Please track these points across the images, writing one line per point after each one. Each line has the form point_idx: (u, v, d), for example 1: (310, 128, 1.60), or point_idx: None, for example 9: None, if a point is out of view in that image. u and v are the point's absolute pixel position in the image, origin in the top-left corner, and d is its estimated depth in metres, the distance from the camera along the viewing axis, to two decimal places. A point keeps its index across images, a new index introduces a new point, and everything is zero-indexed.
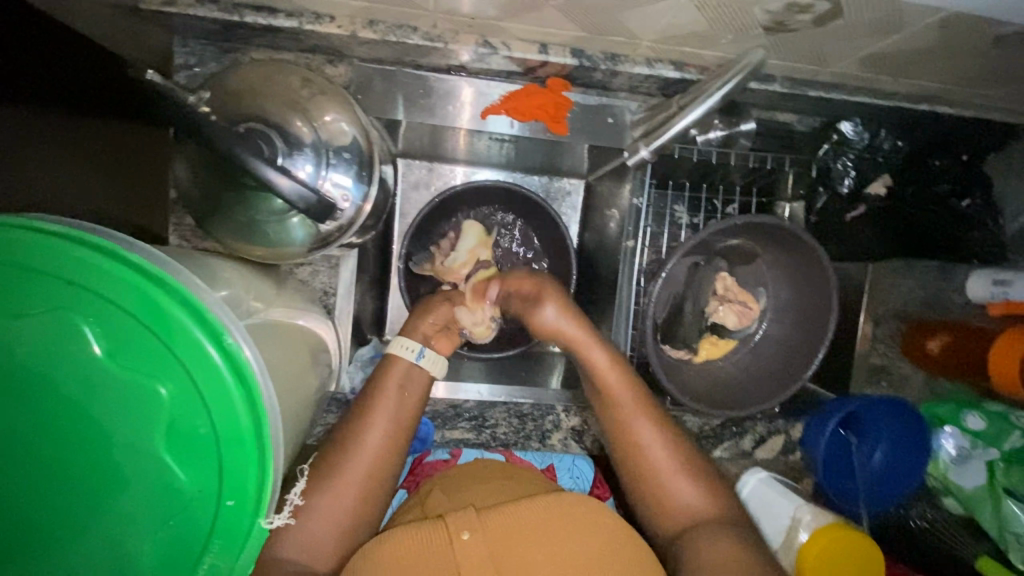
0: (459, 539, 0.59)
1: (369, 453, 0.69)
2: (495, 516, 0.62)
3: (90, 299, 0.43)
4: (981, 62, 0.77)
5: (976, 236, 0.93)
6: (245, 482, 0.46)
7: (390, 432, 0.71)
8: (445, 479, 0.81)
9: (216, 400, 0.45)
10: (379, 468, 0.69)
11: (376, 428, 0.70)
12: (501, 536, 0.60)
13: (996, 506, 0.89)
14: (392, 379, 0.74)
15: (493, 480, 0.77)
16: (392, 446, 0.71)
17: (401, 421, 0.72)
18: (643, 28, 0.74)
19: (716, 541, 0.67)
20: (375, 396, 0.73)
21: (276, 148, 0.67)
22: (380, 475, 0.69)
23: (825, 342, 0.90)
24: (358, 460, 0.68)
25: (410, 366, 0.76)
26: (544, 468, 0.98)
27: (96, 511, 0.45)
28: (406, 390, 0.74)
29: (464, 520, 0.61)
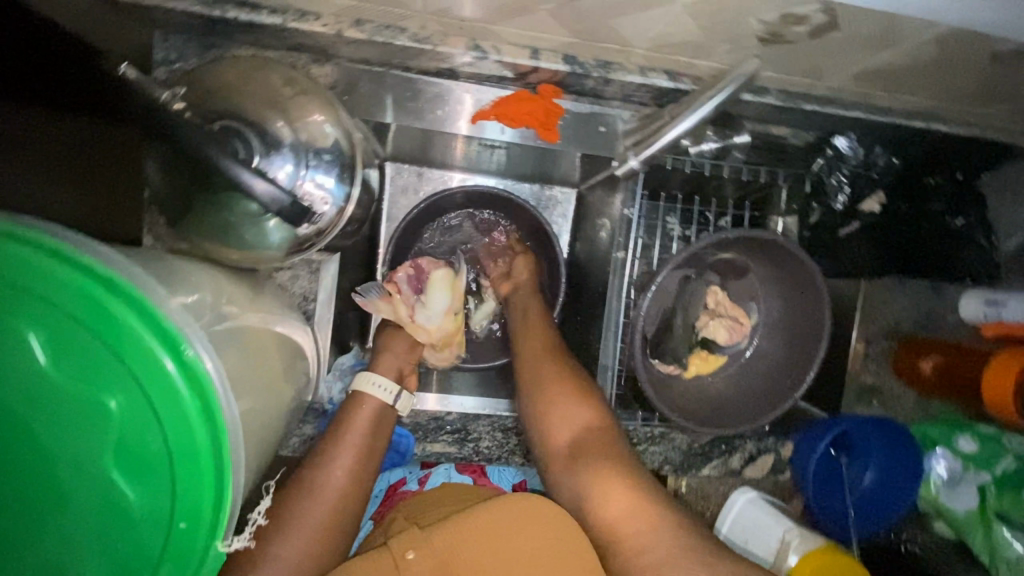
0: (403, 558, 0.65)
1: (331, 495, 0.67)
2: (436, 535, 0.67)
3: (38, 303, 0.40)
4: (978, 81, 0.76)
5: (969, 256, 0.91)
6: (200, 502, 0.43)
7: (354, 471, 0.70)
8: (409, 506, 0.80)
9: (170, 412, 0.42)
10: (342, 508, 0.67)
11: (340, 468, 0.69)
12: (442, 553, 0.66)
13: (986, 531, 0.88)
14: (360, 419, 0.73)
15: (460, 499, 0.80)
16: (355, 486, 0.69)
17: (365, 461, 0.71)
18: (636, 35, 0.72)
19: (605, 469, 0.70)
20: (341, 434, 0.71)
21: (252, 147, 0.64)
22: (341, 517, 0.67)
23: (816, 359, 0.88)
24: (320, 503, 0.66)
25: (382, 406, 0.75)
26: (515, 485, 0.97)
27: (38, 531, 0.42)
28: (374, 427, 0.74)
29: (408, 540, 0.66)
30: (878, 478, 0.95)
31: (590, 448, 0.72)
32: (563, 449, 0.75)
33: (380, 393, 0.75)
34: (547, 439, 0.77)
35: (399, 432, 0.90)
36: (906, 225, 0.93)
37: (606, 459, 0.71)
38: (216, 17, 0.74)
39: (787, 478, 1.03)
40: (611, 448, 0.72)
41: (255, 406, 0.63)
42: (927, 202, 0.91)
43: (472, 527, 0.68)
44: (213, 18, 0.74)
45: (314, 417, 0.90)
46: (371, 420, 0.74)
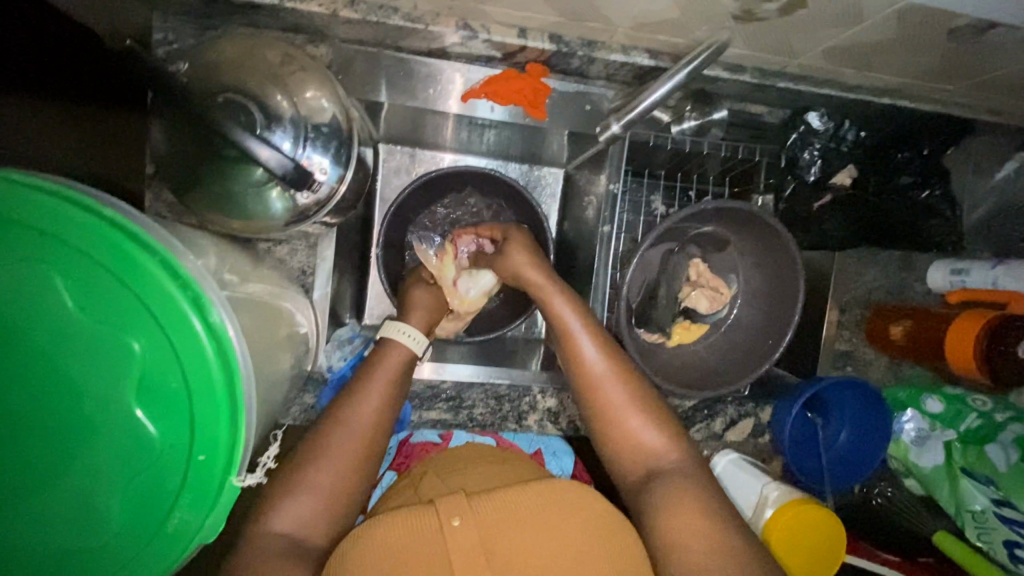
0: (449, 524, 0.57)
1: (363, 429, 0.69)
2: (487, 503, 0.60)
3: (65, 252, 0.43)
4: (938, 59, 0.81)
5: (936, 228, 0.98)
6: (217, 438, 0.47)
7: (383, 410, 0.72)
8: (436, 463, 0.81)
9: (190, 355, 0.45)
10: (373, 443, 0.70)
11: (373, 403, 0.71)
12: (491, 523, 0.58)
13: (951, 484, 0.95)
14: (390, 362, 0.76)
15: (489, 466, 0.78)
16: (385, 422, 0.71)
17: (394, 400, 0.73)
18: (618, 14, 0.76)
19: (682, 490, 0.67)
20: (373, 375, 0.73)
21: (254, 119, 0.68)
22: (373, 450, 0.70)
23: (791, 323, 0.93)
24: (353, 435, 0.68)
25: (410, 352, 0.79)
26: (532, 451, 0.98)
27: (64, 464, 0.45)
28: (403, 371, 0.76)
29: (454, 506, 0.59)
30: (852, 437, 1.01)
31: (664, 478, 0.69)
32: (637, 476, 0.72)
33: (406, 339, 0.79)
34: (618, 462, 0.74)
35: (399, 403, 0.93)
36: (880, 198, 0.97)
37: (679, 482, 0.68)
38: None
39: (766, 441, 1.07)
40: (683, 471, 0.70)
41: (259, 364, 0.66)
42: (899, 175, 0.96)
43: (540, 495, 0.62)
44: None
45: (314, 387, 0.93)
46: (400, 366, 0.76)
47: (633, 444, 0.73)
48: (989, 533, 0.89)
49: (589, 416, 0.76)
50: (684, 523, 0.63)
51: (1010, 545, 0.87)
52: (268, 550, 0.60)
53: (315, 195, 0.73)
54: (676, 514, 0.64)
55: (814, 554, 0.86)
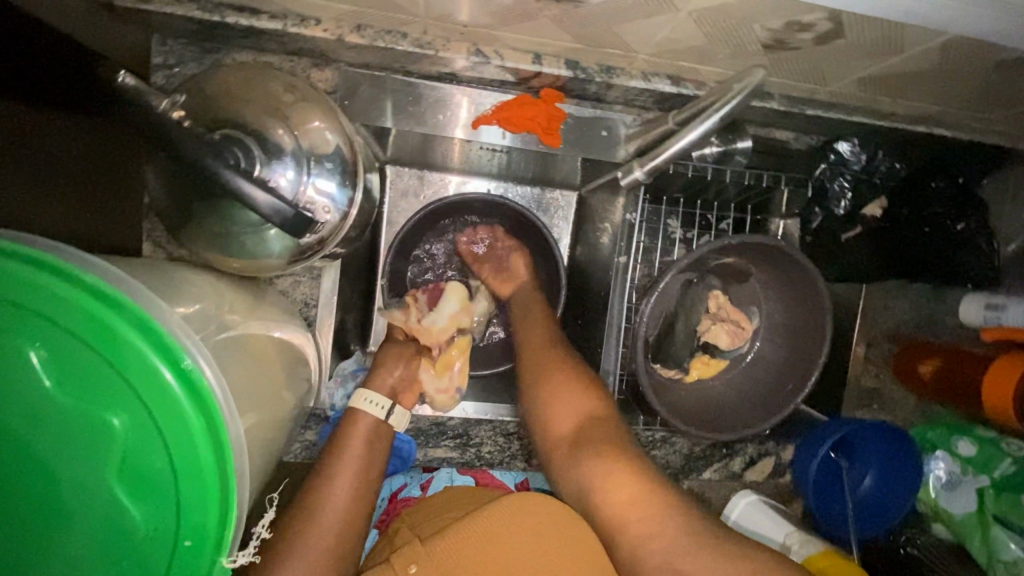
0: (406, 571, 0.65)
1: (336, 513, 0.67)
2: (435, 547, 0.67)
3: (40, 323, 0.40)
4: (981, 90, 0.76)
5: (972, 262, 0.91)
6: (205, 520, 0.43)
7: (356, 490, 0.70)
8: (414, 514, 0.80)
9: (175, 430, 0.42)
10: (347, 530, 0.67)
11: (342, 485, 0.69)
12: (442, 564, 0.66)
13: (983, 534, 0.89)
14: (359, 437, 0.74)
15: (465, 504, 0.79)
16: (359, 505, 0.70)
17: (368, 477, 0.72)
18: (639, 41, 0.72)
19: (610, 448, 0.70)
20: (341, 453, 0.72)
21: (253, 157, 0.64)
22: (347, 539, 0.67)
23: (818, 363, 0.88)
24: (325, 522, 0.66)
25: (376, 422, 0.76)
26: (517, 484, 0.94)
27: (40, 552, 0.41)
28: (373, 443, 0.74)
29: (409, 554, 0.67)
30: (877, 482, 0.95)
31: (590, 436, 0.72)
32: (565, 439, 0.75)
33: (372, 408, 0.76)
34: (547, 427, 0.77)
35: (403, 438, 0.89)
36: (909, 232, 0.92)
37: (608, 440, 0.71)
38: (216, 22, 0.73)
39: (787, 482, 1.02)
40: (612, 430, 0.73)
41: (257, 417, 0.63)
42: (932, 208, 0.90)
43: (493, 527, 0.69)
44: (213, 23, 0.73)
45: (317, 423, 0.90)
46: (367, 435, 0.74)
47: (564, 408, 0.77)
48: None
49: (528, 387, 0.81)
50: (625, 492, 0.66)
51: None
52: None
53: (318, 235, 0.70)
54: (607, 486, 0.68)
55: None
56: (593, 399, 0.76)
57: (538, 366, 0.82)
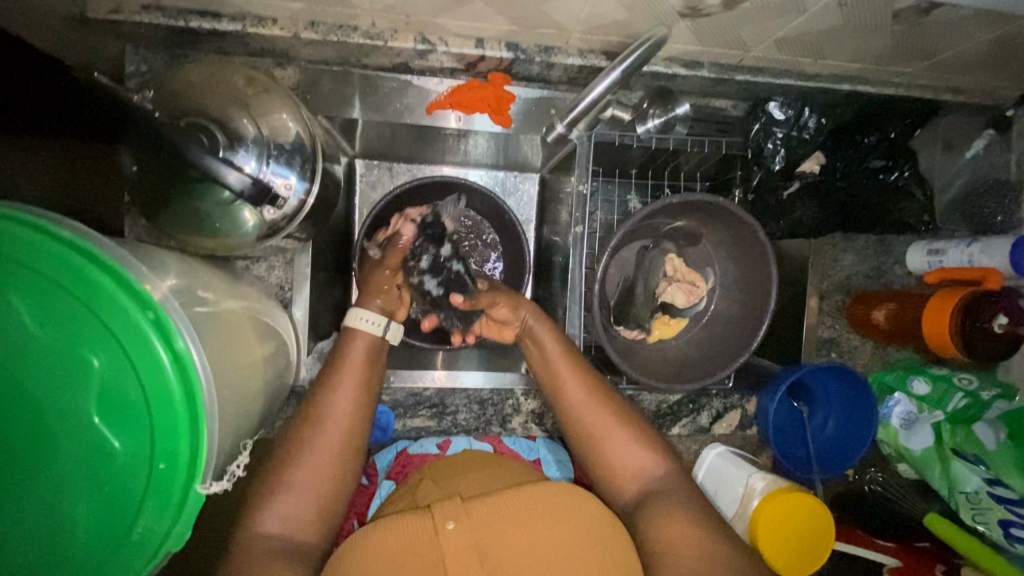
0: (443, 528, 0.58)
1: (338, 425, 0.69)
2: (481, 506, 0.61)
3: (26, 274, 0.45)
4: (889, 44, 0.82)
5: (907, 206, 0.98)
6: (176, 447, 0.48)
7: (358, 400, 0.71)
8: (435, 471, 0.81)
9: (147, 364, 0.47)
10: (351, 437, 0.70)
11: (344, 398, 0.71)
12: (486, 527, 0.59)
13: (942, 466, 0.94)
14: (356, 354, 0.74)
15: (482, 471, 0.78)
16: (361, 417, 0.71)
17: (366, 392, 0.73)
18: (568, 19, 0.78)
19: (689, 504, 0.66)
20: (340, 368, 0.73)
21: (218, 141, 0.70)
22: (352, 445, 0.70)
23: (768, 311, 0.92)
24: (330, 431, 0.69)
25: (372, 339, 0.76)
26: (531, 459, 0.97)
27: (32, 477, 0.46)
28: (371, 362, 0.75)
29: (450, 510, 0.60)
30: (840, 425, 1.00)
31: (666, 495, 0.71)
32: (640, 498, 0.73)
33: (369, 326, 0.76)
34: (616, 484, 0.75)
35: (380, 409, 0.94)
36: (849, 183, 0.98)
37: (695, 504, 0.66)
38: (181, 28, 0.79)
39: (754, 433, 1.07)
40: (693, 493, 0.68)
41: (236, 376, 0.68)
42: (866, 159, 0.98)
43: (541, 496, 0.63)
44: (179, 29, 0.80)
45: (297, 399, 0.95)
46: (364, 356, 0.75)
47: (621, 448, 0.75)
48: (984, 514, 0.88)
49: (574, 435, 0.77)
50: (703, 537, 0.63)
51: (1004, 525, 0.86)
52: (260, 552, 0.61)
53: (282, 211, 0.75)
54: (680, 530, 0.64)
55: (801, 540, 0.85)
56: (649, 446, 0.75)
57: (580, 408, 0.77)
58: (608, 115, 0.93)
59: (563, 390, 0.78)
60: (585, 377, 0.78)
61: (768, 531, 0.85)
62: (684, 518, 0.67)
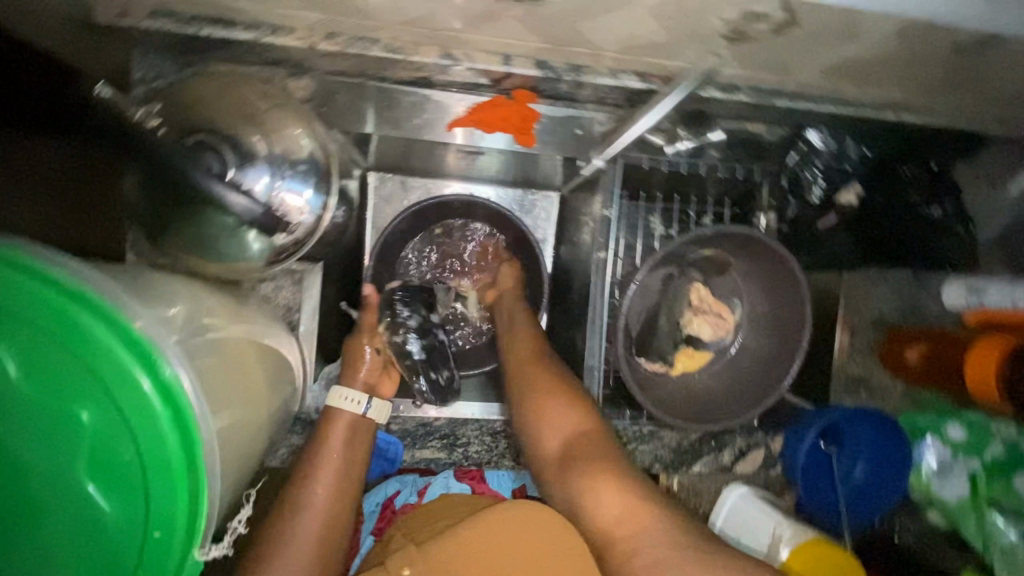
0: None
1: (317, 515, 0.66)
2: None
3: (12, 319, 0.41)
4: (942, 74, 0.77)
5: (946, 242, 0.93)
6: (173, 512, 0.43)
7: (337, 487, 0.70)
8: (408, 521, 0.78)
9: (141, 418, 0.42)
10: (330, 528, 0.67)
11: (321, 487, 0.68)
12: None
13: (977, 518, 0.88)
14: (336, 435, 0.72)
15: (453, 518, 0.76)
16: (339, 504, 0.69)
17: (347, 474, 0.71)
18: (603, 39, 0.73)
19: None
20: (318, 453, 0.70)
21: (227, 162, 0.66)
22: (330, 538, 0.67)
23: (800, 350, 0.88)
24: (307, 523, 0.65)
25: (353, 418, 0.74)
26: (513, 490, 0.89)
27: (14, 544, 0.42)
28: (352, 441, 0.73)
29: None
30: (867, 470, 0.93)
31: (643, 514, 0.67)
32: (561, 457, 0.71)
33: (350, 406, 0.74)
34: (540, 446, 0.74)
35: (387, 440, 0.89)
36: (884, 216, 0.96)
37: None
38: (194, 34, 0.75)
39: (778, 473, 1.02)
40: None
41: (243, 410, 0.64)
42: (906, 193, 0.93)
43: None
44: (191, 36, 0.75)
45: (302, 427, 0.90)
46: (345, 438, 0.73)
47: (555, 424, 0.74)
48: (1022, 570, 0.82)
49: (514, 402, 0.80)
50: None
51: None
52: None
53: (294, 235, 0.71)
54: None
55: None
56: (582, 414, 0.74)
57: (525, 377, 0.81)
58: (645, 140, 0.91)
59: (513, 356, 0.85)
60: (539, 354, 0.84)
61: None
62: (611, 482, 0.66)
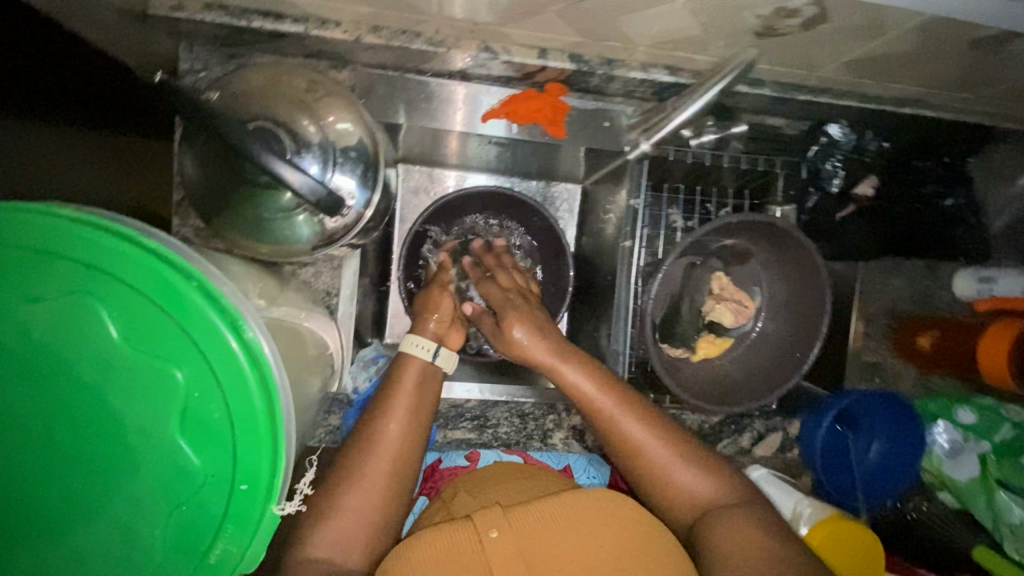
0: (487, 537, 0.57)
1: (387, 454, 0.68)
2: (523, 514, 0.59)
3: (112, 284, 0.44)
4: (959, 68, 0.81)
5: (961, 233, 0.97)
6: (258, 467, 0.47)
7: (408, 432, 0.70)
8: (469, 481, 0.79)
9: (231, 379, 0.45)
10: (400, 465, 0.68)
11: (395, 424, 0.69)
12: (531, 534, 0.57)
13: (988, 499, 0.92)
14: (409, 379, 0.74)
15: (519, 482, 0.76)
16: (409, 448, 0.69)
17: (418, 423, 0.71)
18: (639, 33, 0.77)
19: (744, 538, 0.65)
20: (393, 397, 0.72)
21: (285, 145, 0.69)
22: (398, 473, 0.68)
23: (819, 335, 0.91)
24: (378, 461, 0.67)
25: (425, 365, 0.76)
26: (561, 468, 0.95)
27: (111, 495, 0.45)
28: (423, 387, 0.74)
29: (492, 519, 0.58)
30: (882, 449, 0.98)
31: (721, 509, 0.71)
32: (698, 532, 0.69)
33: (420, 351, 0.77)
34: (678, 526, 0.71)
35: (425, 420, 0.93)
36: (900, 209, 0.96)
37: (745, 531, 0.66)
38: (242, 27, 0.78)
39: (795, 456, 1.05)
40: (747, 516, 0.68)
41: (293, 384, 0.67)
42: (924, 185, 0.95)
43: (588, 503, 0.61)
44: (240, 29, 0.78)
45: (339, 407, 0.93)
46: (418, 387, 0.74)
47: (684, 500, 0.70)
48: None
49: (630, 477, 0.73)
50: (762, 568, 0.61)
51: None
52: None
53: (342, 220, 0.74)
54: None
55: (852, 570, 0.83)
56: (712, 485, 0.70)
57: (635, 456, 0.71)
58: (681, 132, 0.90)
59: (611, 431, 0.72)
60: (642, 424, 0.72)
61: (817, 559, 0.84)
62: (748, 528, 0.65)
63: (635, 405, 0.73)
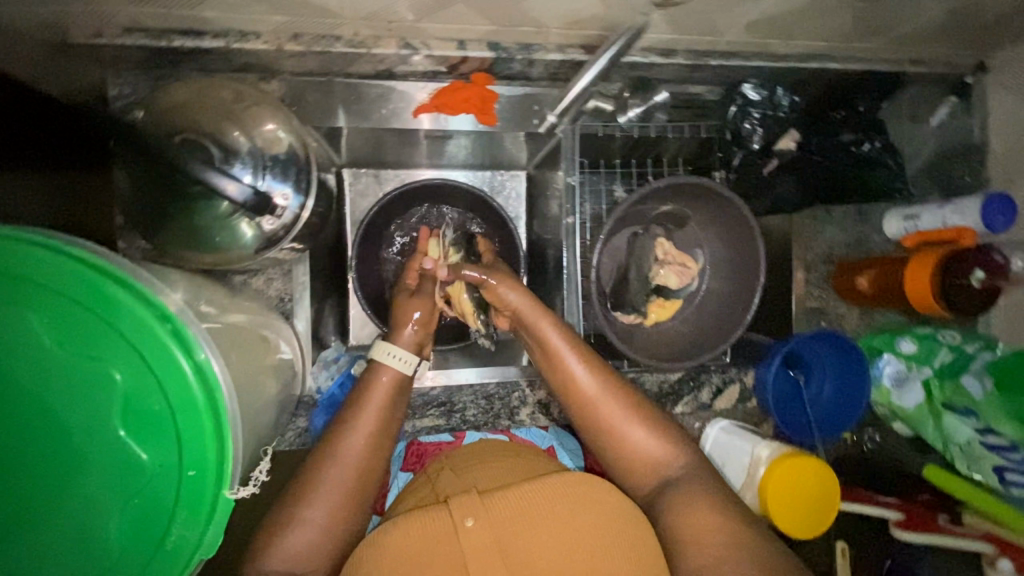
0: (461, 525, 0.59)
1: (350, 466, 0.69)
2: (498, 500, 0.61)
3: (43, 293, 0.45)
4: (851, 18, 0.86)
5: (880, 174, 1.02)
6: (204, 455, 0.48)
7: (374, 442, 0.72)
8: (453, 458, 0.83)
9: (169, 374, 0.47)
10: (365, 478, 0.70)
11: (361, 435, 0.71)
12: (506, 522, 0.60)
13: (935, 422, 0.97)
14: (381, 389, 0.75)
15: (502, 461, 0.79)
16: (375, 461, 0.72)
17: (384, 434, 0.73)
18: (547, 15, 0.80)
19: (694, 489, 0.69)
20: (363, 407, 0.73)
21: (212, 155, 0.72)
22: (364, 483, 0.70)
23: (757, 288, 0.95)
24: (339, 471, 0.69)
25: (400, 376, 0.77)
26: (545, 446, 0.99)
27: (63, 493, 0.47)
28: (395, 398, 0.76)
29: (468, 507, 0.61)
30: (835, 389, 1.02)
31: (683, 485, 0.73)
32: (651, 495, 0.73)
33: (397, 362, 0.77)
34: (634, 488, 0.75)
35: None
36: (822, 157, 1.02)
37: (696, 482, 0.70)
38: (164, 47, 0.80)
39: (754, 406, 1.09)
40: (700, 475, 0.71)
41: (247, 383, 0.69)
42: (839, 134, 1.02)
43: (562, 489, 0.63)
44: (163, 49, 0.80)
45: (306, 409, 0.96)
46: (389, 394, 0.75)
47: (638, 464, 0.74)
48: (979, 463, 0.91)
49: (591, 437, 0.77)
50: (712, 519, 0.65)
51: (998, 471, 0.88)
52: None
53: (279, 220, 0.76)
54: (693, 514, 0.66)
55: (809, 505, 0.88)
56: (667, 450, 0.74)
57: (595, 416, 0.75)
58: (592, 107, 0.96)
59: (576, 390, 0.76)
60: (604, 383, 0.76)
61: (777, 497, 0.87)
62: (702, 502, 0.67)
63: (598, 367, 0.77)
